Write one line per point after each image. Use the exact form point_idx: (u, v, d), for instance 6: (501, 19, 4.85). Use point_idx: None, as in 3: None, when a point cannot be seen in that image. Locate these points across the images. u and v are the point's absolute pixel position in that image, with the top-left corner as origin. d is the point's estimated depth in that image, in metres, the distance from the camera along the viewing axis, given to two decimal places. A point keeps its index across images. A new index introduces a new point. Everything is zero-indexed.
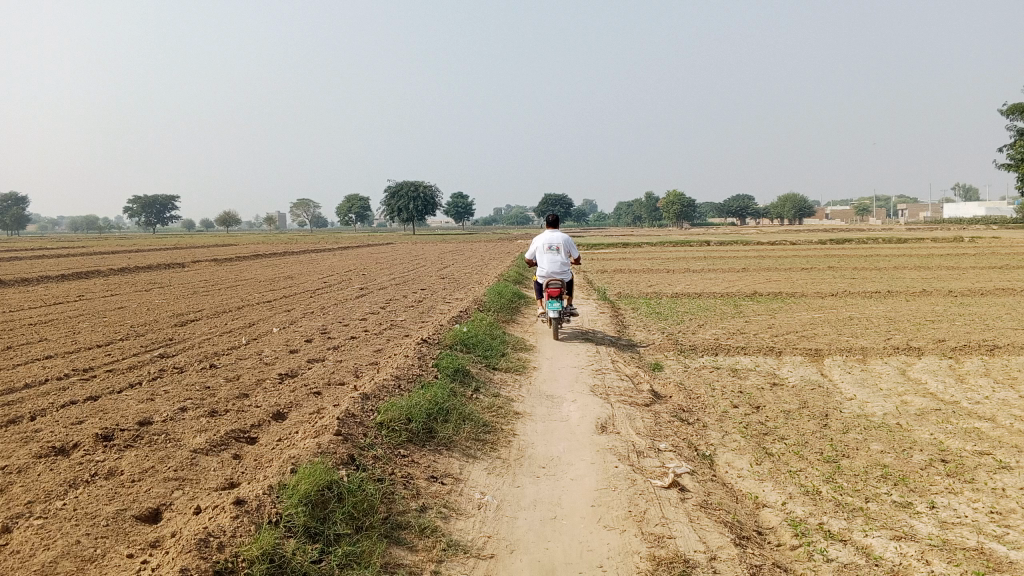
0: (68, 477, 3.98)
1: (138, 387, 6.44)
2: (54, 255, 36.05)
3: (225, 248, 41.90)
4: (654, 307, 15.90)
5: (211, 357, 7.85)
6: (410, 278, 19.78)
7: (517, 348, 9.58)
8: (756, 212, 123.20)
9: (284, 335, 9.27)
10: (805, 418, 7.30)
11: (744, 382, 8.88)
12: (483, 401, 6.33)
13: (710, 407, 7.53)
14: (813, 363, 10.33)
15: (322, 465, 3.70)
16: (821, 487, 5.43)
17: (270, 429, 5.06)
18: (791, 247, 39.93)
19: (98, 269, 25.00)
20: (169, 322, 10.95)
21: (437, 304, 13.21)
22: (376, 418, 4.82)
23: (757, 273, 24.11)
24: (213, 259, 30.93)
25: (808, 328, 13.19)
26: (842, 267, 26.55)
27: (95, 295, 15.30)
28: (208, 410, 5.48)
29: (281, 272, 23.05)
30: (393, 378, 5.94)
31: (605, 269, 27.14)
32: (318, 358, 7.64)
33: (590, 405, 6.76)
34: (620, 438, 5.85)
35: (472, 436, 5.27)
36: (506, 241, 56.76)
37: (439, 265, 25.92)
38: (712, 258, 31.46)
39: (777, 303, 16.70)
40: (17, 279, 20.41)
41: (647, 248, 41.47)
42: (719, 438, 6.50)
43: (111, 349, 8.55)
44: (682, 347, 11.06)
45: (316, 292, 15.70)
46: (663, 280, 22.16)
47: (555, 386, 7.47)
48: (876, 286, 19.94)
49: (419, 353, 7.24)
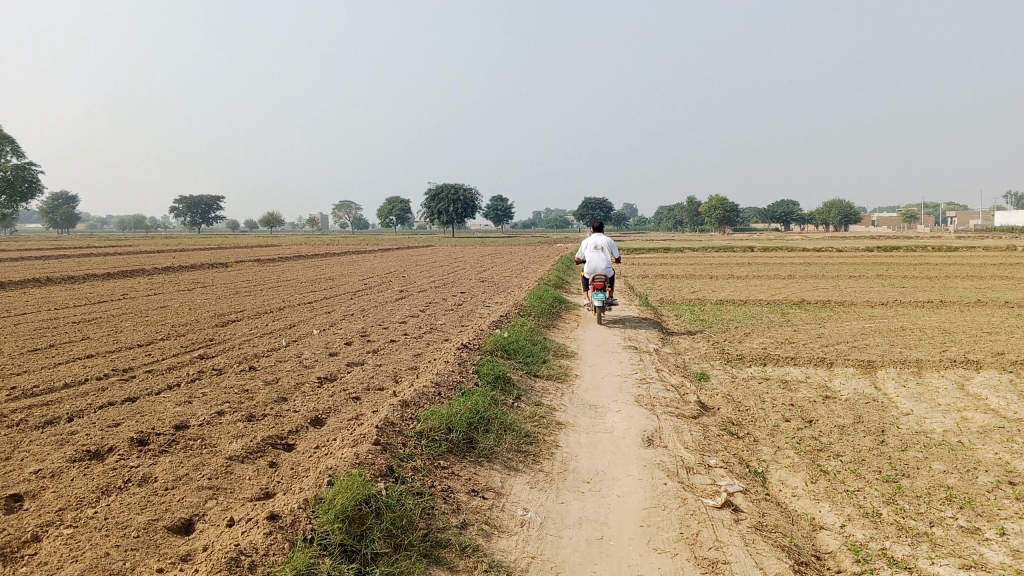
0: (101, 483, 3.88)
1: (176, 389, 6.37)
2: (103, 252, 36.82)
3: (268, 248, 42.40)
4: (698, 313, 15.57)
5: (250, 359, 7.78)
6: (450, 281, 19.66)
7: (559, 355, 9.37)
8: (800, 218, 121.47)
9: (323, 337, 9.19)
10: (860, 433, 6.98)
11: (794, 394, 8.57)
12: (525, 410, 6.14)
13: (760, 420, 7.25)
14: (866, 375, 9.96)
15: (360, 478, 3.53)
16: (882, 509, 5.13)
17: (307, 436, 4.92)
18: (838, 254, 39.11)
19: (143, 268, 25.33)
20: (209, 322, 10.95)
21: (477, 307, 13.06)
22: (416, 427, 4.66)
23: (803, 281, 23.58)
24: (256, 259, 31.22)
25: (859, 339, 12.78)
26: (892, 276, 25.86)
27: (138, 294, 15.43)
28: (245, 414, 5.37)
29: (322, 273, 23.15)
30: (434, 385, 5.78)
31: (647, 274, 26.80)
32: (357, 362, 7.51)
33: (635, 416, 6.53)
34: (668, 452, 5.62)
35: (514, 447, 5.09)
36: (547, 244, 56.53)
37: (479, 268, 25.81)
38: (756, 265, 30.93)
39: (825, 311, 16.26)
40: (63, 277, 20.72)
41: (689, 252, 40.96)
42: (770, 454, 6.23)
43: (152, 349, 8.52)
44: (728, 356, 10.76)
45: (356, 294, 15.66)
46: (706, 286, 21.78)
47: (598, 395, 7.26)
48: (927, 296, 19.35)
49: (460, 359, 7.08)
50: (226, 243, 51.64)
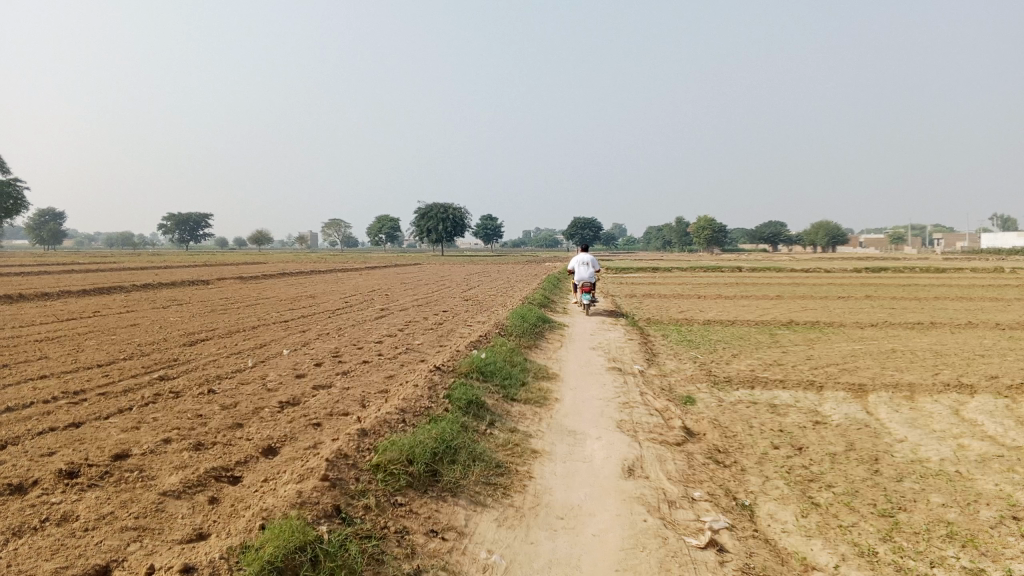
0: (13, 523, 3.46)
1: (127, 413, 5.95)
2: (83, 269, 36.18)
3: (253, 265, 41.99)
4: (686, 334, 15.21)
5: (212, 381, 7.36)
6: (433, 299, 19.27)
7: (540, 377, 8.99)
8: (789, 238, 121.74)
9: (293, 358, 8.79)
10: (853, 462, 6.63)
11: (784, 419, 8.22)
12: (498, 437, 5.76)
13: (748, 448, 6.89)
14: (858, 400, 9.61)
15: (298, 523, 3.16)
16: (878, 548, 4.77)
17: (256, 468, 4.52)
18: (827, 274, 38.88)
19: (121, 284, 24.76)
20: (178, 341, 10.51)
21: (457, 327, 12.67)
22: (372, 459, 4.27)
23: (791, 302, 23.30)
24: (238, 277, 30.64)
25: (849, 361, 12.45)
26: (882, 296, 25.61)
27: (110, 312, 14.95)
28: (193, 443, 4.97)
29: (304, 290, 22.70)
30: (398, 411, 5.39)
31: (635, 293, 26.47)
32: (325, 385, 7.11)
33: (616, 443, 6.16)
34: (649, 483, 5.25)
35: (483, 479, 4.71)
36: (536, 263, 56.13)
37: (465, 287, 25.38)
38: (744, 285, 30.66)
39: (814, 333, 15.93)
40: (38, 293, 20.20)
41: (677, 272, 40.69)
42: (759, 485, 5.87)
43: (110, 370, 8.09)
44: (716, 378, 10.40)
45: (335, 312, 15.24)
46: (694, 306, 21.47)
47: (578, 420, 6.88)
48: (917, 317, 19.06)
49: (431, 382, 6.69)
50: (214, 261, 50.93)
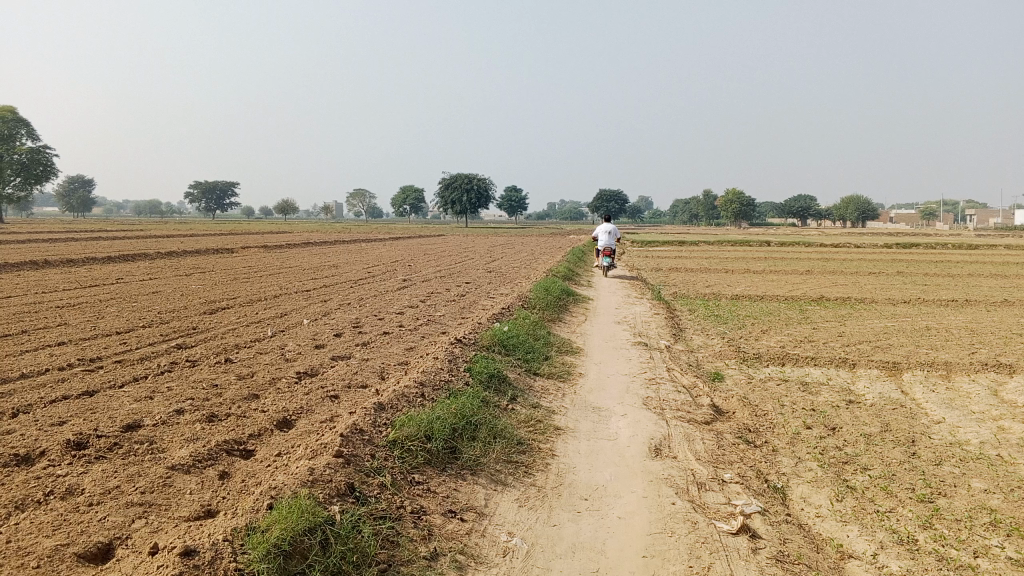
0: (15, 496, 3.32)
1: (141, 382, 5.83)
2: (109, 236, 36.32)
3: (279, 235, 42.00)
4: (713, 309, 14.91)
5: (230, 350, 7.24)
6: (457, 271, 19.07)
7: (563, 351, 8.78)
8: (817, 213, 120.12)
9: (313, 328, 8.64)
10: (889, 444, 6.37)
11: (816, 398, 7.96)
12: (520, 413, 5.57)
13: (779, 427, 6.66)
14: (891, 378, 9.32)
15: (308, 503, 2.99)
16: (918, 535, 4.53)
17: (270, 441, 4.37)
18: (857, 250, 38.24)
19: (146, 252, 24.77)
20: (198, 309, 10.40)
21: (480, 299, 12.48)
22: (389, 435, 4.09)
23: (821, 277, 22.83)
24: (262, 245, 30.62)
25: (881, 338, 12.11)
26: (914, 273, 25.05)
27: (133, 279, 14.91)
28: (207, 414, 4.82)
29: (328, 260, 22.61)
30: (417, 384, 5.21)
31: (661, 267, 26.12)
32: (343, 356, 6.95)
33: (642, 421, 5.96)
34: (677, 464, 5.05)
35: (504, 456, 4.52)
36: (561, 236, 55.68)
37: (488, 258, 25.14)
38: (771, 260, 30.15)
39: (845, 309, 15.57)
40: (62, 259, 20.23)
41: (704, 246, 40.22)
42: (791, 467, 5.65)
43: (128, 338, 7.99)
44: (745, 354, 10.14)
45: (357, 282, 15.09)
46: (721, 280, 21.10)
47: (603, 396, 6.68)
48: (951, 294, 18.60)
49: (451, 355, 6.51)
50: (240, 229, 51.01)
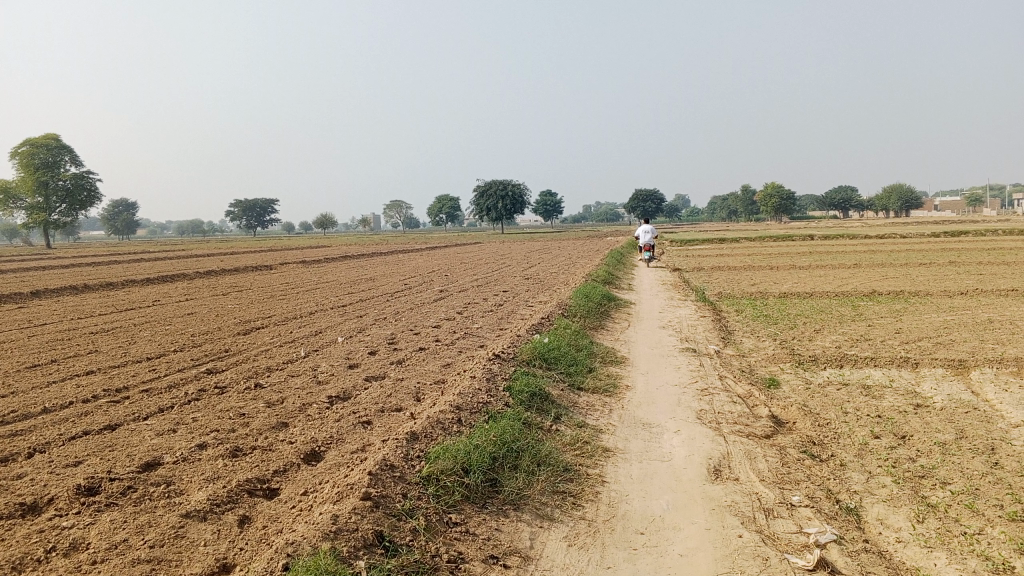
0: (13, 555, 3.02)
1: (166, 413, 5.55)
2: (149, 258, 36.72)
3: (316, 249, 42.15)
4: (761, 309, 14.35)
5: (261, 373, 6.96)
6: (494, 279, 18.72)
7: (608, 361, 8.36)
8: (859, 204, 117.74)
9: (346, 346, 8.34)
10: (967, 454, 5.84)
11: (880, 403, 7.45)
12: (564, 435, 5.18)
13: (844, 438, 6.18)
14: (959, 378, 8.73)
15: (327, 563, 2.65)
16: (1016, 562, 4.03)
17: (296, 478, 4.04)
18: (905, 241, 37.11)
19: (185, 271, 24.87)
20: (232, 330, 10.18)
21: (519, 308, 12.10)
22: (422, 469, 3.73)
23: (870, 271, 22.03)
24: (301, 261, 30.62)
25: (943, 334, 11.48)
26: (967, 262, 24.10)
27: (170, 300, 14.79)
28: (230, 448, 4.52)
29: (365, 273, 22.43)
30: (453, 407, 4.85)
31: (703, 266, 25.50)
32: (377, 376, 6.63)
33: (697, 438, 5.53)
34: (739, 487, 4.62)
35: (549, 486, 4.14)
36: (599, 238, 54.98)
37: (525, 265, 24.77)
38: (817, 254, 29.30)
39: (900, 304, 14.87)
40: (102, 283, 20.26)
41: (746, 242, 39.36)
42: (863, 484, 5.18)
43: (158, 364, 7.77)
44: (799, 357, 9.62)
45: (393, 295, 14.84)
46: (767, 278, 20.47)
47: (652, 410, 6.26)
48: (1010, 283, 17.76)
49: (489, 372, 6.15)
50: (279, 244, 51.32)
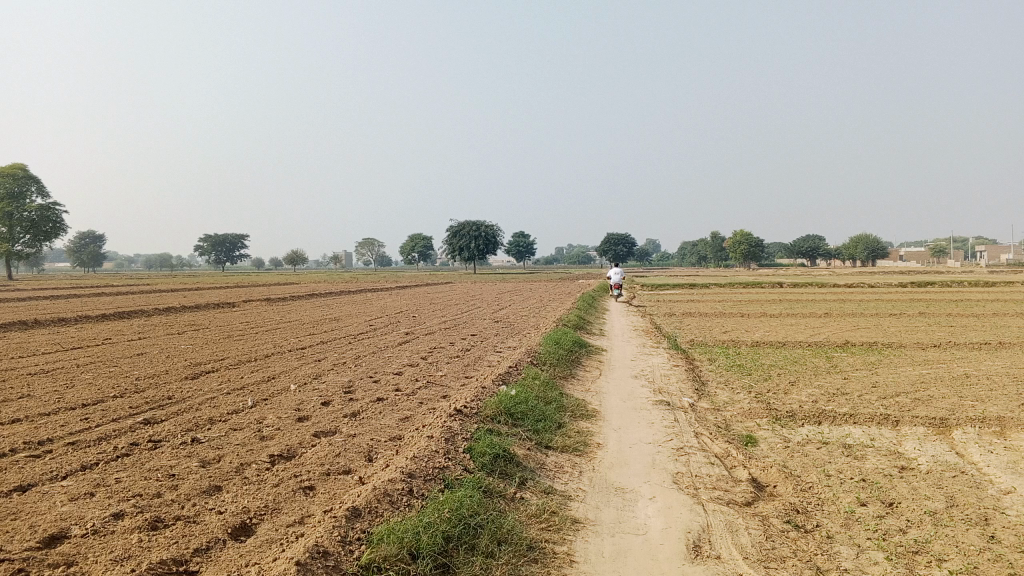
0: None
1: (89, 472, 4.99)
2: (110, 291, 35.65)
3: (284, 286, 41.42)
4: (734, 358, 13.98)
5: (202, 426, 6.40)
6: (463, 322, 18.24)
7: (578, 416, 7.88)
8: (828, 252, 119.24)
9: (300, 395, 7.80)
10: (961, 525, 5.41)
11: (864, 465, 7.05)
12: (529, 504, 4.71)
13: (829, 506, 5.75)
14: (942, 437, 8.37)
15: None
16: None
17: (219, 560, 3.52)
18: (874, 290, 37.28)
19: (145, 308, 24.07)
20: (180, 374, 9.57)
21: (486, 354, 11.60)
22: (363, 557, 3.26)
23: (842, 320, 21.84)
24: (265, 298, 29.86)
25: (921, 389, 11.16)
26: (937, 314, 24.05)
27: (121, 339, 14.08)
28: (149, 519, 3.99)
29: (330, 313, 21.81)
30: (405, 473, 4.37)
31: (674, 312, 25.17)
32: (328, 431, 6.11)
33: (674, 507, 5.07)
34: (721, 568, 4.16)
35: (508, 570, 3.65)
36: (571, 281, 54.76)
37: (494, 307, 24.32)
38: (788, 302, 29.18)
39: (874, 356, 14.59)
40: (53, 319, 19.41)
41: (717, 288, 39.28)
42: (854, 561, 4.73)
43: (92, 412, 7.15)
44: (777, 413, 9.21)
45: (357, 337, 14.29)
46: (739, 326, 20.17)
47: (626, 474, 5.80)
48: (982, 336, 17.61)
49: (450, 429, 5.66)
50: (248, 281, 50.40)
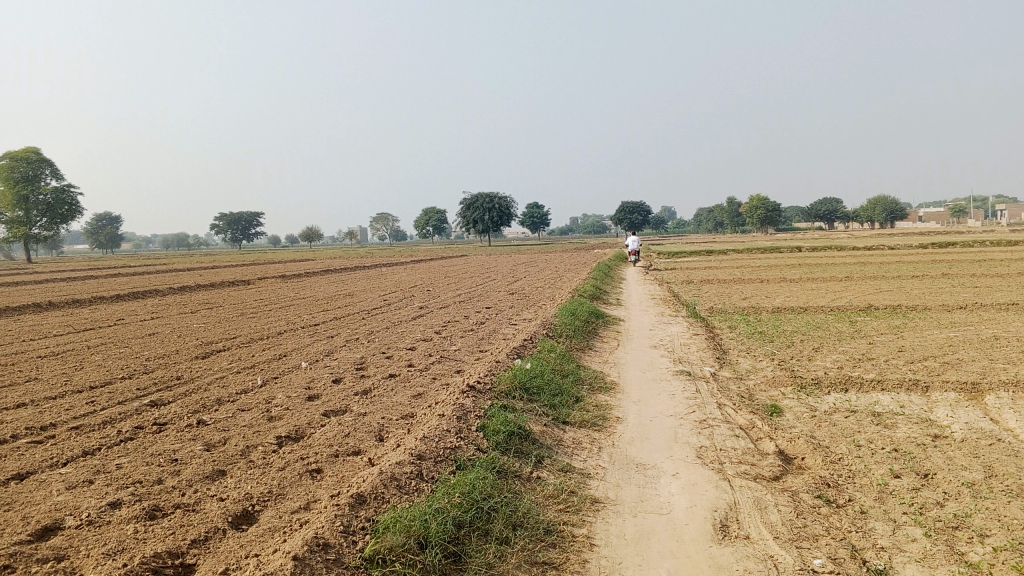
0: None
1: (89, 459, 4.80)
2: (125, 271, 35.59)
3: (300, 262, 41.30)
4: (755, 325, 13.69)
5: (209, 407, 6.21)
6: (477, 294, 18.00)
7: (596, 389, 7.64)
8: (846, 215, 117.92)
9: (310, 373, 7.60)
10: (1002, 497, 5.13)
11: (895, 433, 6.78)
12: (547, 485, 4.49)
13: (861, 479, 5.49)
14: (975, 403, 8.06)
15: None
16: None
17: (218, 551, 3.32)
18: (894, 252, 36.73)
19: (159, 287, 23.96)
20: (190, 353, 9.39)
21: (501, 327, 11.35)
22: (368, 549, 3.06)
23: (864, 284, 21.46)
24: (279, 275, 29.69)
25: (950, 353, 10.83)
26: (960, 275, 23.60)
27: (133, 319, 13.94)
28: (147, 507, 3.79)
29: (345, 288, 21.62)
30: (416, 455, 4.15)
31: (692, 279, 24.85)
32: (338, 410, 5.90)
33: (699, 484, 4.83)
34: (751, 550, 3.92)
35: (525, 558, 3.44)
36: (585, 250, 54.40)
37: (509, 279, 24.04)
38: (807, 266, 28.75)
39: (899, 319, 14.25)
40: (67, 300, 19.33)
41: (735, 254, 38.81)
42: (890, 537, 4.47)
43: (98, 395, 6.97)
44: (801, 380, 8.94)
45: (370, 312, 14.09)
46: (759, 292, 19.83)
47: (648, 448, 5.57)
48: (1009, 297, 17.19)
49: (462, 407, 5.44)
50: (262, 258, 50.42)
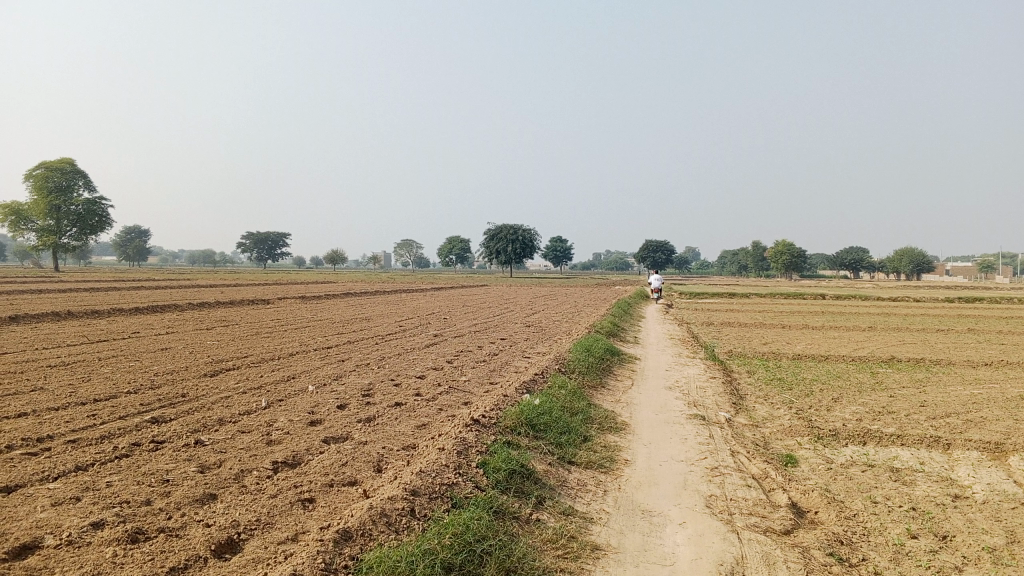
0: None
1: (80, 475, 4.69)
2: (148, 285, 35.85)
3: (320, 284, 41.40)
4: (774, 371, 13.43)
5: (209, 427, 6.10)
6: (494, 325, 17.86)
7: (606, 429, 7.45)
8: (871, 265, 116.90)
9: (315, 397, 7.48)
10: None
11: (914, 491, 6.54)
12: (546, 528, 4.32)
13: (877, 538, 5.26)
14: (999, 464, 7.78)
15: None
16: None
17: None
18: (919, 305, 36.20)
19: (178, 302, 24.03)
20: (198, 371, 9.31)
21: (514, 360, 11.19)
22: None
23: (887, 334, 21.10)
24: (299, 296, 29.72)
25: (974, 410, 10.51)
26: (987, 330, 23.14)
27: (148, 333, 13.93)
28: (129, 529, 3.66)
29: (362, 312, 21.55)
30: (411, 490, 4.00)
31: (712, 321, 24.57)
32: (338, 437, 5.77)
33: (705, 535, 4.64)
34: None
35: None
36: (606, 287, 54.16)
37: (527, 311, 23.88)
38: (830, 314, 28.36)
39: (922, 373, 13.92)
40: (86, 311, 19.39)
41: (757, 298, 38.44)
42: None
43: (100, 408, 6.88)
44: (818, 431, 8.69)
45: (384, 338, 13.99)
46: (780, 337, 19.55)
47: (654, 494, 5.38)
48: None
49: (465, 441, 5.30)
50: (284, 278, 50.64)
